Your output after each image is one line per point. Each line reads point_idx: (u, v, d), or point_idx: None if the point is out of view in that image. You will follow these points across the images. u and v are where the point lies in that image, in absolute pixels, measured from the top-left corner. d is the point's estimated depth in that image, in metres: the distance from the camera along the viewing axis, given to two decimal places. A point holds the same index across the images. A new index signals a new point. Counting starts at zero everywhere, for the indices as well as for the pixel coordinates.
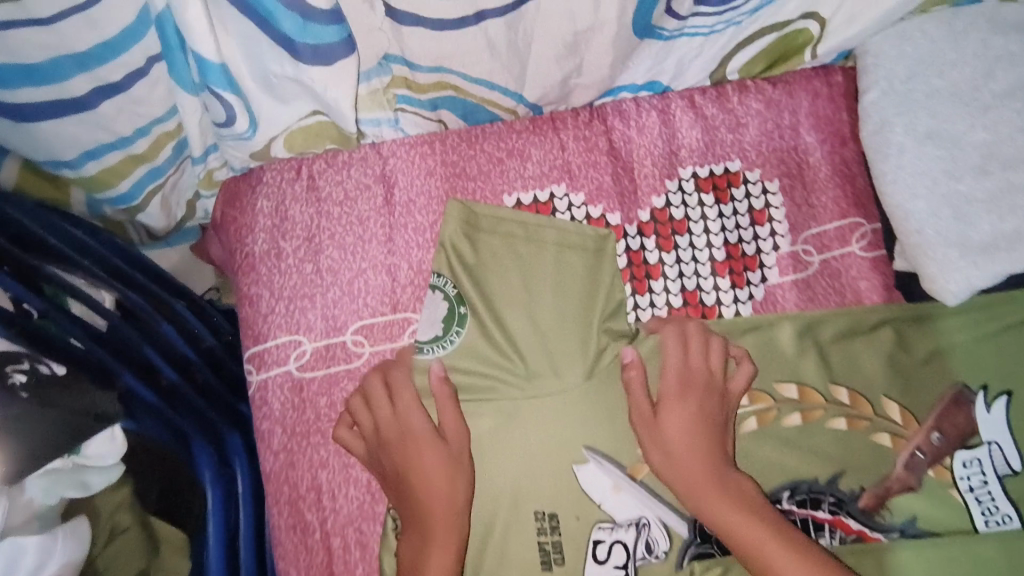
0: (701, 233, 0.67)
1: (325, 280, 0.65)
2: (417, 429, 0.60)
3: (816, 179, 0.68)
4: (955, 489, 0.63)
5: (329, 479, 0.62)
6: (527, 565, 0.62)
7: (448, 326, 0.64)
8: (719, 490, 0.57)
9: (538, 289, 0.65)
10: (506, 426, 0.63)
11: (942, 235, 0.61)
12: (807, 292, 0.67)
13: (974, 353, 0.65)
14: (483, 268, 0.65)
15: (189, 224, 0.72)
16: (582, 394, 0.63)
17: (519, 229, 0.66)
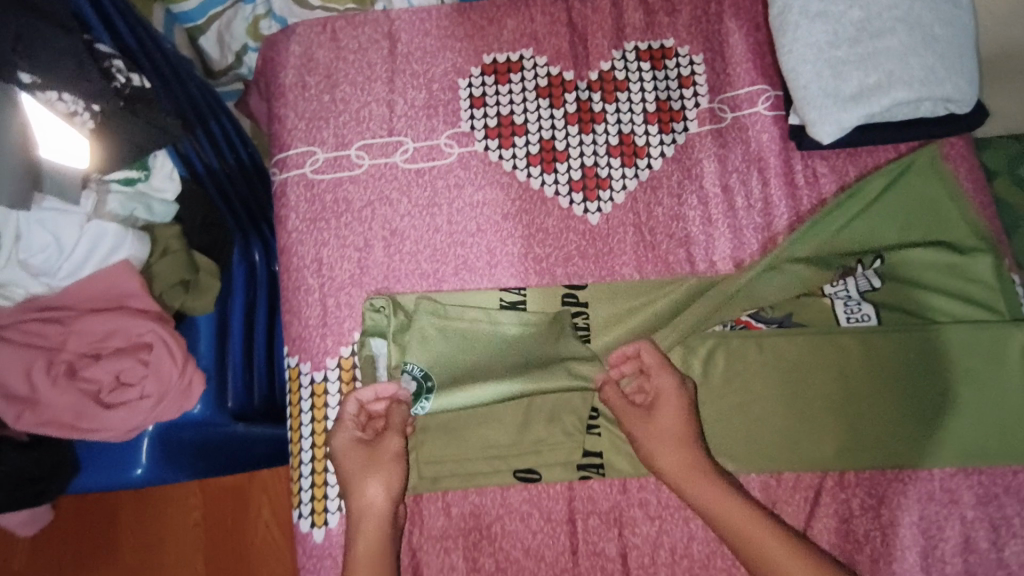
0: (637, 92, 0.85)
1: (339, 108, 0.84)
2: (355, 458, 0.68)
3: (733, 54, 0.85)
4: (825, 296, 0.79)
5: (329, 254, 0.81)
6: None
7: (417, 396, 0.72)
8: (726, 501, 0.64)
9: (507, 336, 0.75)
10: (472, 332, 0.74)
11: (820, 89, 0.77)
12: (721, 139, 0.83)
13: (869, 224, 0.80)
14: (433, 349, 0.73)
15: (230, 89, 0.96)
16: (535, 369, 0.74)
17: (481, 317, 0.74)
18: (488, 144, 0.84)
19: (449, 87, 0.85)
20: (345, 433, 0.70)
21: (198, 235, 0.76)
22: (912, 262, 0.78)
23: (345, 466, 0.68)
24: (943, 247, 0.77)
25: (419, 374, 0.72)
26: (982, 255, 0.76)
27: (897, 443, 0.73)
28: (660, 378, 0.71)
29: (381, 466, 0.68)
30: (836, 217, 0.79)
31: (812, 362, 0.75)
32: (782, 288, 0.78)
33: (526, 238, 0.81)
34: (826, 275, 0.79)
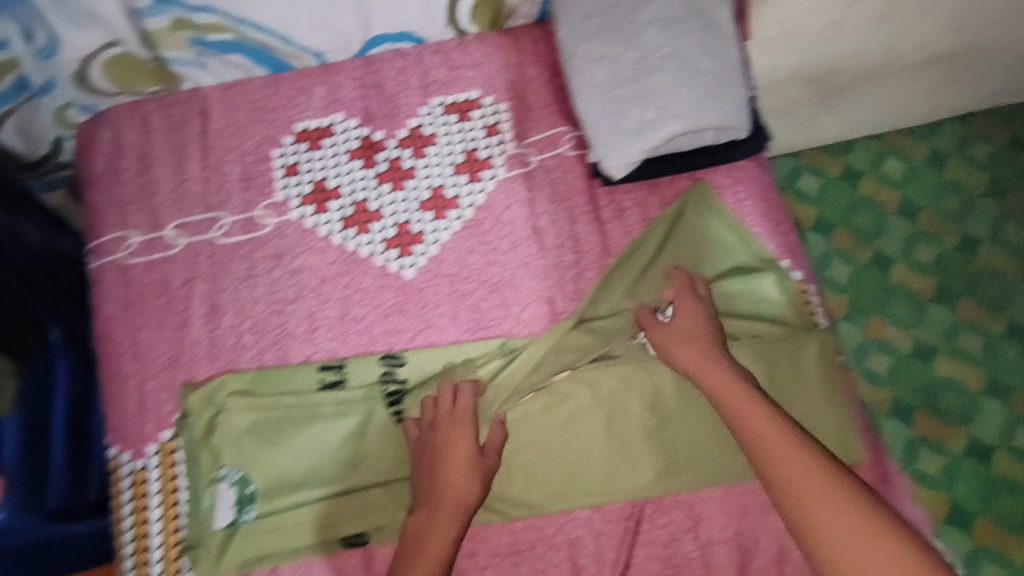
0: (446, 145, 0.87)
1: (152, 190, 0.85)
2: (459, 454, 0.74)
3: (535, 100, 0.88)
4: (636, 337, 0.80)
5: (146, 338, 0.81)
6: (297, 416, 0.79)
7: (240, 507, 0.76)
8: (772, 436, 0.65)
9: (322, 428, 0.78)
10: (284, 425, 0.78)
11: (606, 127, 0.80)
12: (529, 183, 0.86)
13: (660, 268, 0.83)
14: (246, 448, 0.77)
15: (58, 176, 0.94)
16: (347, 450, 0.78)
17: (297, 408, 0.79)
18: (304, 211, 0.86)
19: (263, 159, 0.87)
20: (460, 439, 0.74)
21: None
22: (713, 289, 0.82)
23: (445, 461, 0.73)
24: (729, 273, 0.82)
25: (237, 478, 0.76)
26: (768, 273, 0.82)
27: (713, 464, 0.76)
28: (677, 346, 0.75)
29: (458, 440, 0.74)
30: (638, 257, 0.83)
31: (624, 394, 0.78)
32: (588, 348, 0.80)
33: (345, 300, 0.83)
34: (631, 316, 0.81)
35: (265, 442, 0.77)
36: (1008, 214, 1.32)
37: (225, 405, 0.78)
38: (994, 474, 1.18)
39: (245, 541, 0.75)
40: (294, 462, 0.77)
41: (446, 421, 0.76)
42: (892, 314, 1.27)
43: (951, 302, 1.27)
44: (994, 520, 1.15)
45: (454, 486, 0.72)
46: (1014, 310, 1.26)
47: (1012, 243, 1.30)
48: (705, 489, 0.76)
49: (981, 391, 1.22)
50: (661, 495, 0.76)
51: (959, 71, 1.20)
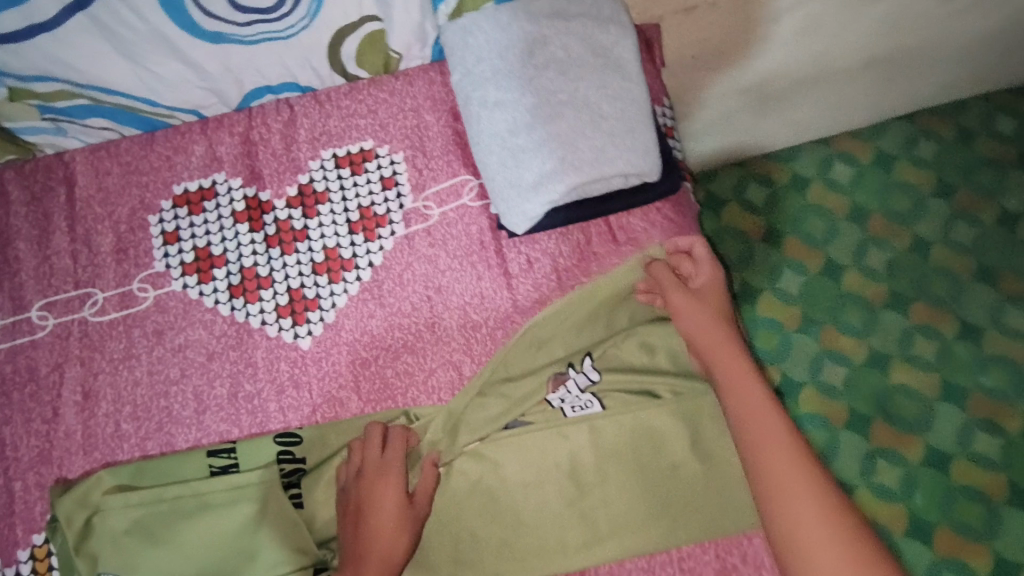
0: (339, 201, 0.81)
1: (14, 268, 0.78)
2: (390, 514, 0.69)
3: (433, 148, 0.83)
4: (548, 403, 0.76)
5: (12, 433, 0.74)
6: (187, 511, 0.71)
7: None
8: (770, 426, 0.68)
9: (212, 520, 0.71)
10: (172, 520, 0.71)
11: (504, 181, 0.75)
12: (430, 237, 0.81)
13: (570, 333, 0.78)
14: (128, 549, 0.70)
15: None
16: (241, 545, 0.71)
17: (187, 500, 0.72)
18: (187, 281, 0.79)
19: (138, 226, 0.80)
20: (387, 499, 0.70)
21: None
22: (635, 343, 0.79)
23: (374, 509, 0.69)
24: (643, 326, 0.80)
25: None
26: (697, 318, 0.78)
27: (636, 534, 0.73)
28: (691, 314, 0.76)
29: (388, 485, 0.70)
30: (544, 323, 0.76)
31: (538, 465, 0.74)
32: (507, 415, 0.76)
33: (234, 376, 0.76)
34: (542, 377, 0.77)
35: (148, 543, 0.70)
36: (958, 213, 1.30)
37: (101, 506, 0.71)
38: (954, 483, 1.16)
39: None
40: (181, 563, 0.70)
41: (373, 475, 0.71)
42: (846, 322, 1.26)
43: (906, 307, 1.26)
44: (953, 531, 1.14)
45: (384, 533, 0.68)
46: (970, 311, 1.25)
47: (965, 242, 1.28)
48: (627, 559, 0.73)
49: (937, 398, 1.20)
50: (583, 568, 0.73)
51: (892, 73, 1.30)
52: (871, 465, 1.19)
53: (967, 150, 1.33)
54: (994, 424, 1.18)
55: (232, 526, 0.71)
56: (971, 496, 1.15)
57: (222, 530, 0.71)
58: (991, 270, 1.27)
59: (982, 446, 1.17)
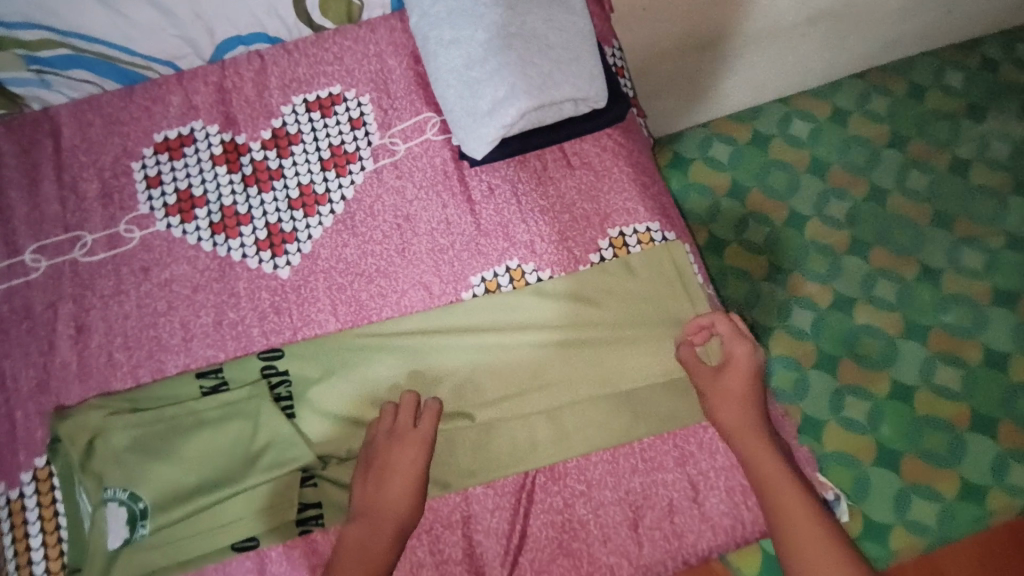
0: (311, 142, 0.87)
1: (7, 216, 0.83)
2: (403, 487, 0.72)
3: (397, 90, 0.88)
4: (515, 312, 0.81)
5: (12, 366, 0.79)
6: (184, 428, 0.77)
7: (133, 525, 0.74)
8: (780, 471, 0.71)
9: (207, 433, 0.77)
10: (170, 436, 0.76)
11: (461, 109, 0.82)
12: (397, 171, 0.86)
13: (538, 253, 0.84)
14: (130, 464, 0.75)
15: None
16: (237, 453, 0.77)
17: (183, 416, 0.77)
18: (170, 221, 0.84)
19: (122, 173, 0.85)
20: (414, 463, 0.73)
21: None
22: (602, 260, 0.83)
23: (394, 470, 0.73)
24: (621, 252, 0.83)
25: (125, 496, 0.74)
26: (663, 249, 0.83)
27: (605, 430, 0.78)
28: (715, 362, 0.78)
29: (409, 447, 0.74)
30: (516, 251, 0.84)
31: (511, 373, 0.80)
32: (478, 324, 0.81)
33: (218, 306, 0.82)
34: (513, 297, 0.82)
35: (149, 457, 0.75)
36: (912, 161, 1.41)
37: (103, 427, 0.76)
38: (917, 413, 1.26)
39: (133, 558, 0.73)
40: (183, 475, 0.75)
41: (406, 440, 0.74)
42: (812, 269, 1.35)
43: (866, 252, 1.36)
44: (919, 457, 1.23)
45: (408, 494, 0.72)
46: (928, 254, 1.35)
47: (920, 190, 1.39)
48: (593, 453, 0.78)
49: (900, 335, 1.30)
50: (552, 464, 0.78)
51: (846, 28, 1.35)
52: (840, 400, 1.27)
53: (917, 105, 1.44)
54: (953, 358, 1.28)
55: (227, 436, 0.77)
56: (934, 425, 1.25)
57: (218, 440, 0.77)
58: (948, 215, 1.37)
59: (944, 378, 1.27)
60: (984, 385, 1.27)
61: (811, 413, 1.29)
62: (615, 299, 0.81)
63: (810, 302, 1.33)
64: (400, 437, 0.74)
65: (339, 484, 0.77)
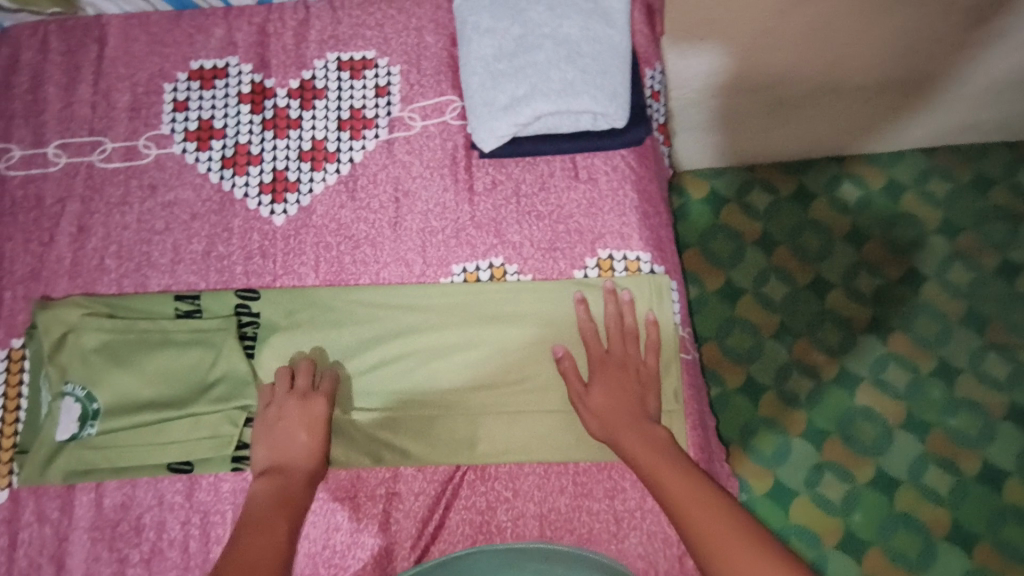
0: (334, 100, 0.88)
1: (42, 108, 0.88)
2: (302, 445, 0.73)
3: (428, 67, 0.89)
4: (489, 310, 0.81)
5: (13, 249, 0.84)
6: (149, 342, 0.79)
7: (83, 422, 0.76)
8: (637, 453, 0.70)
9: (171, 353, 0.79)
10: (135, 347, 0.78)
11: (480, 98, 0.82)
12: (409, 146, 0.87)
13: (524, 258, 0.84)
14: (92, 363, 0.77)
15: None
16: (193, 378, 0.78)
17: (151, 331, 0.79)
18: (186, 146, 0.87)
19: (153, 91, 0.88)
20: (315, 421, 0.75)
21: None
22: (585, 277, 0.83)
23: (293, 431, 0.74)
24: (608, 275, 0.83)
25: (83, 394, 0.77)
26: (649, 281, 0.81)
27: (546, 445, 0.78)
28: (594, 389, 0.75)
29: (307, 409, 0.75)
30: (505, 250, 0.84)
31: (472, 367, 0.80)
32: (445, 312, 0.81)
33: (210, 237, 0.85)
34: (489, 294, 0.81)
35: (114, 363, 0.77)
36: (957, 254, 1.34)
37: (77, 325, 0.78)
38: (895, 509, 1.21)
39: (77, 454, 0.76)
40: (139, 387, 0.77)
41: (305, 401, 0.75)
42: (821, 338, 1.30)
43: (885, 334, 1.30)
44: (884, 553, 1.19)
45: (315, 447, 0.74)
46: (951, 352, 1.29)
47: (958, 284, 1.32)
48: (526, 463, 0.78)
49: (898, 426, 1.25)
50: (483, 464, 0.78)
51: (910, 103, 1.26)
52: (818, 476, 1.24)
53: (978, 197, 1.37)
54: (948, 462, 1.23)
55: (187, 360, 0.79)
56: (911, 525, 1.20)
57: (178, 362, 0.79)
58: (981, 317, 1.30)
59: (933, 481, 1.22)
60: (972, 499, 1.21)
61: (784, 481, 1.24)
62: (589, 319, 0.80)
63: (813, 370, 1.29)
64: (297, 396, 0.76)
65: None
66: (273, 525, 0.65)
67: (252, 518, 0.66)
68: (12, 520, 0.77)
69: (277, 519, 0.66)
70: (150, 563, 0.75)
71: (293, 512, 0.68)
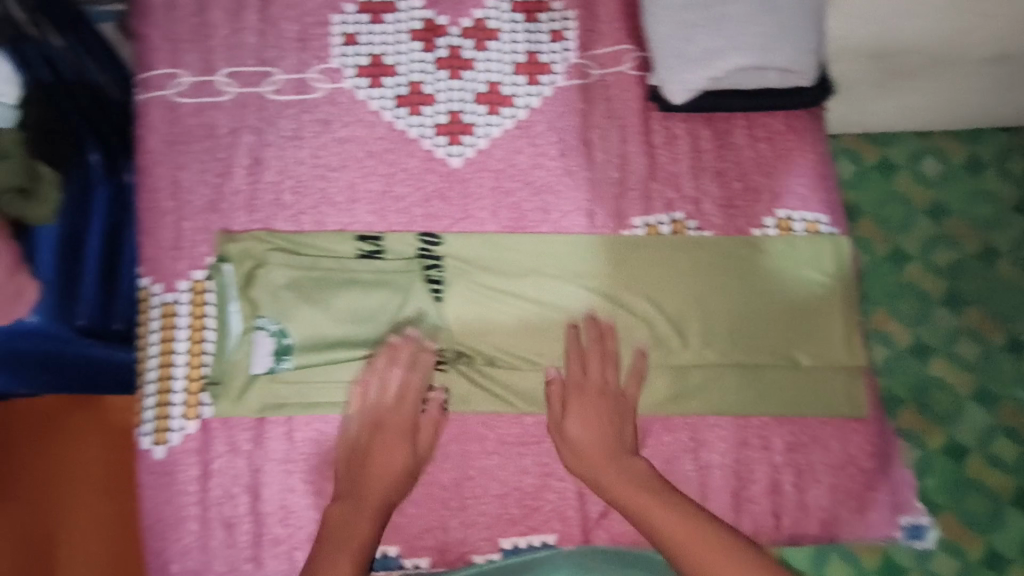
0: (508, 42, 0.85)
1: (207, 33, 0.83)
2: (393, 463, 0.73)
3: (605, 13, 0.87)
4: (675, 255, 0.83)
5: (187, 178, 0.80)
6: (341, 281, 0.78)
7: (277, 356, 0.76)
8: (629, 485, 0.71)
9: (362, 291, 0.78)
10: (325, 283, 0.78)
11: (670, 51, 0.79)
12: (586, 95, 0.85)
13: (712, 216, 0.84)
14: (283, 297, 0.77)
15: None
16: (385, 317, 0.78)
17: (340, 270, 0.79)
18: (358, 82, 0.83)
19: (322, 22, 0.84)
20: (399, 450, 0.74)
21: (41, 141, 0.75)
22: (763, 236, 0.84)
23: (374, 442, 0.74)
24: (793, 234, 0.83)
25: (275, 329, 0.76)
26: (829, 240, 0.83)
27: (725, 394, 0.80)
28: (571, 419, 0.75)
29: (399, 431, 0.74)
30: (684, 204, 0.84)
31: (651, 311, 0.82)
32: (625, 267, 0.82)
33: (387, 177, 0.82)
34: (673, 243, 0.83)
35: (305, 300, 0.77)
36: None
37: (266, 259, 0.78)
38: None
39: (272, 387, 0.76)
40: (332, 324, 0.77)
41: (392, 422, 0.74)
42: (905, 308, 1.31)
43: None
44: None
45: (389, 479, 0.73)
46: None
47: None
48: (711, 416, 0.80)
49: None
50: (667, 415, 0.80)
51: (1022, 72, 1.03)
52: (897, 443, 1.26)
53: None
54: None
55: (377, 301, 0.78)
56: None
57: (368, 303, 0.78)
58: None
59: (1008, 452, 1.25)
60: None
61: None
62: (773, 280, 0.82)
63: None
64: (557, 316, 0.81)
65: (471, 379, 0.79)
66: (337, 564, 0.67)
67: (323, 549, 0.68)
68: (204, 450, 0.76)
69: (339, 556, 0.67)
70: None
71: (360, 558, 0.68)
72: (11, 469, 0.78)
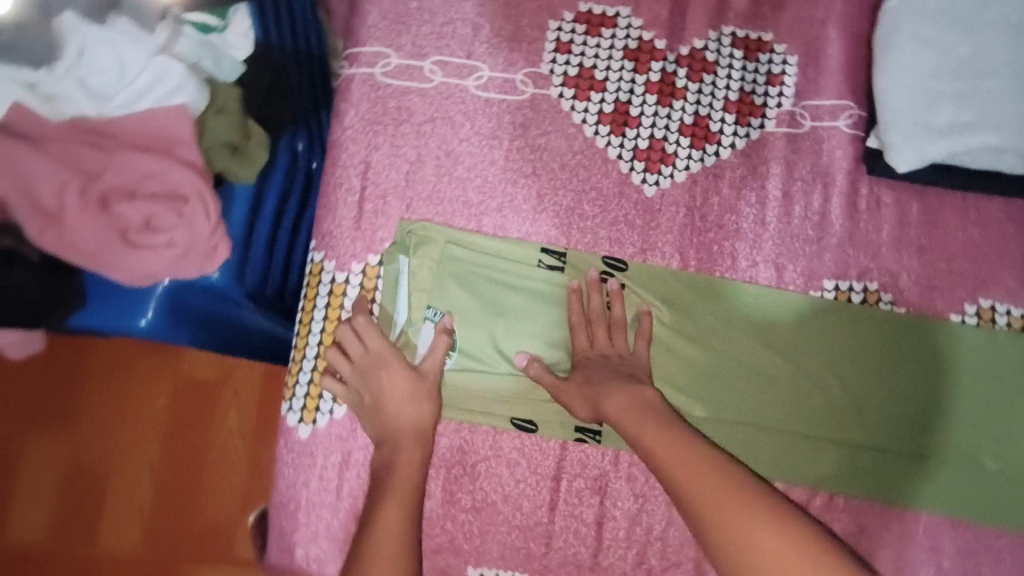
0: (723, 78, 0.82)
1: (426, 18, 0.83)
2: (404, 418, 0.69)
3: (828, 65, 0.83)
4: (868, 326, 0.76)
5: (379, 159, 0.80)
6: (513, 292, 0.76)
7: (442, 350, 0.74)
8: (638, 403, 0.66)
9: (535, 304, 0.76)
10: (494, 286, 0.76)
11: (908, 114, 0.75)
12: (794, 145, 0.82)
13: (911, 293, 0.78)
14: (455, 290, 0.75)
15: None
16: (552, 332, 0.75)
17: (515, 275, 0.76)
18: (564, 91, 0.82)
19: (538, 26, 0.83)
20: (417, 403, 0.69)
21: (258, 103, 0.81)
22: (962, 322, 0.78)
23: (386, 402, 0.70)
24: (997, 327, 0.77)
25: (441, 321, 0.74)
26: None
27: (898, 485, 0.74)
28: (572, 383, 0.71)
29: (393, 385, 0.70)
30: (880, 275, 0.79)
31: (828, 381, 0.76)
32: (809, 333, 0.76)
33: (577, 193, 0.80)
34: (866, 311, 0.77)
35: (478, 303, 0.75)
36: None
37: (445, 252, 0.75)
38: None
39: None
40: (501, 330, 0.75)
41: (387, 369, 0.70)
42: None
43: None
44: None
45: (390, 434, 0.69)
46: None
47: None
48: (876, 503, 0.74)
49: None
50: (832, 495, 0.74)
51: None
52: None
53: None
54: None
55: (547, 313, 0.76)
56: None
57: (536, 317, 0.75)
58: None
59: None
60: None
61: None
62: (970, 371, 0.75)
63: None
64: (733, 364, 0.76)
65: None
66: (393, 498, 0.64)
67: (378, 490, 0.65)
68: (346, 438, 0.74)
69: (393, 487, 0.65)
70: (481, 513, 0.74)
71: (409, 492, 0.65)
72: (83, 421, 1.03)
